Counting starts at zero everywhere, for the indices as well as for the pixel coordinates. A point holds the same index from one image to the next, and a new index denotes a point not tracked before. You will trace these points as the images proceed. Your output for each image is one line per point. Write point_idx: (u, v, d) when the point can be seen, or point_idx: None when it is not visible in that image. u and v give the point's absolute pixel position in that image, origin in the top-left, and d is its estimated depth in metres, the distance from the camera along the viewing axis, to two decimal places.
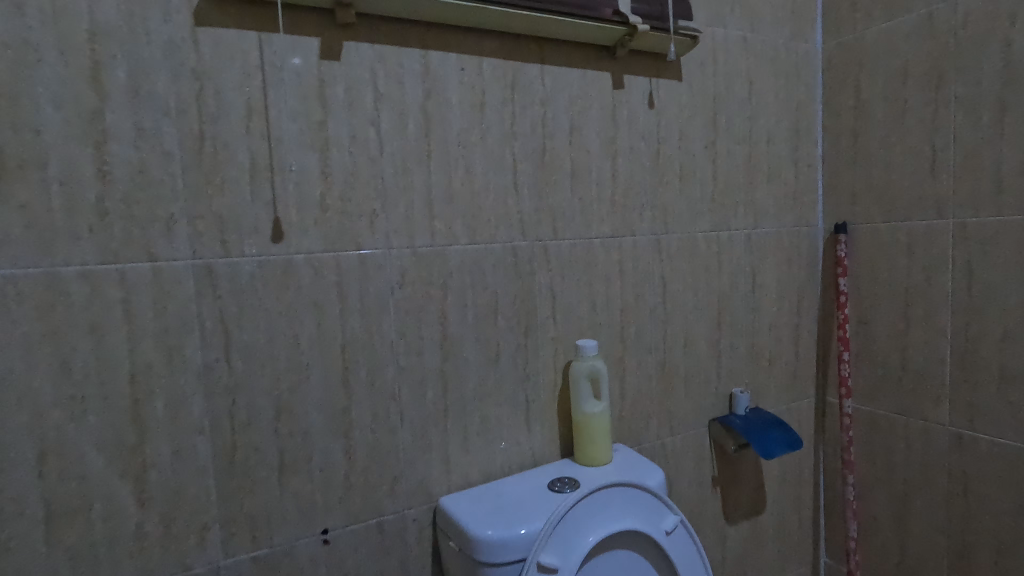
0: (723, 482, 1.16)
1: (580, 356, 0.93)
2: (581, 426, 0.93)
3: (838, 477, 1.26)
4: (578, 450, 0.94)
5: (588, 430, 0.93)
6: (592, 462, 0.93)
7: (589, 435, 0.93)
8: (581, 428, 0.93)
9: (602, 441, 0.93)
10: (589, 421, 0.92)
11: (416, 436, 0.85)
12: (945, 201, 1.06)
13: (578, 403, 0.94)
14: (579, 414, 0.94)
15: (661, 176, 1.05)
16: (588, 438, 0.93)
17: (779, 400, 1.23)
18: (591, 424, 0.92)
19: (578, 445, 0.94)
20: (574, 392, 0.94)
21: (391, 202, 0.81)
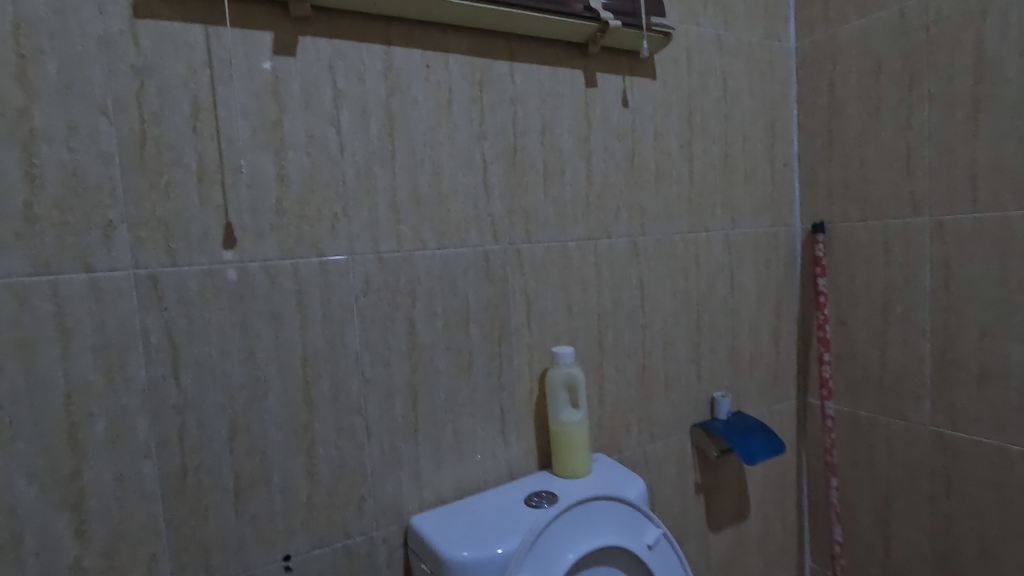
0: (706, 489, 1.13)
1: (556, 363, 0.89)
2: (558, 436, 0.90)
3: (821, 481, 1.24)
4: (555, 461, 0.91)
5: (566, 440, 0.89)
6: (570, 474, 0.89)
7: (567, 446, 0.89)
8: (558, 439, 0.90)
9: (581, 451, 0.89)
10: (567, 432, 0.89)
11: (384, 452, 0.81)
12: (921, 198, 1.05)
13: (555, 412, 0.90)
14: (556, 424, 0.90)
15: (637, 176, 1.02)
16: (566, 449, 0.89)
17: (760, 403, 1.21)
18: (569, 435, 0.89)
19: (556, 456, 0.90)
20: (551, 400, 0.91)
21: (353, 206, 0.77)
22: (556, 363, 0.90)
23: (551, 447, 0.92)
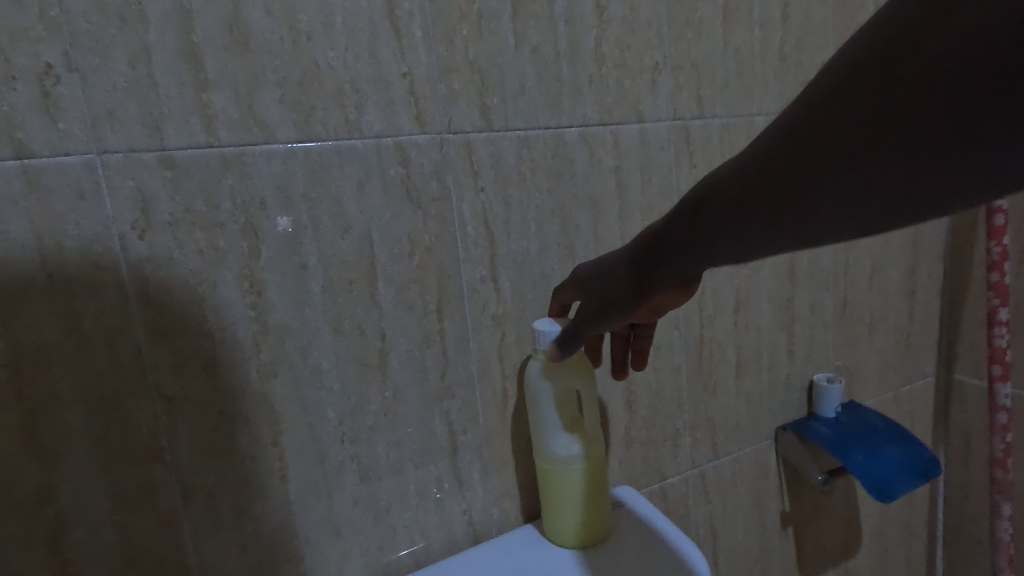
0: (798, 521, 0.73)
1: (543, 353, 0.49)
2: (566, 479, 0.51)
3: (972, 499, 0.82)
4: (563, 523, 0.52)
5: (581, 483, 0.51)
6: (593, 535, 0.52)
7: (583, 493, 0.51)
8: (565, 485, 0.51)
9: (603, 491, 0.53)
10: (581, 468, 0.51)
11: (223, 523, 0.44)
12: None
13: (551, 439, 0.51)
14: (556, 461, 0.51)
15: (689, 9, 0.57)
16: (583, 498, 0.51)
17: (884, 386, 0.78)
18: (585, 473, 0.51)
19: (562, 514, 0.52)
20: (540, 420, 0.51)
21: (92, 51, 0.37)
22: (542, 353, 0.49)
23: (547, 502, 0.53)
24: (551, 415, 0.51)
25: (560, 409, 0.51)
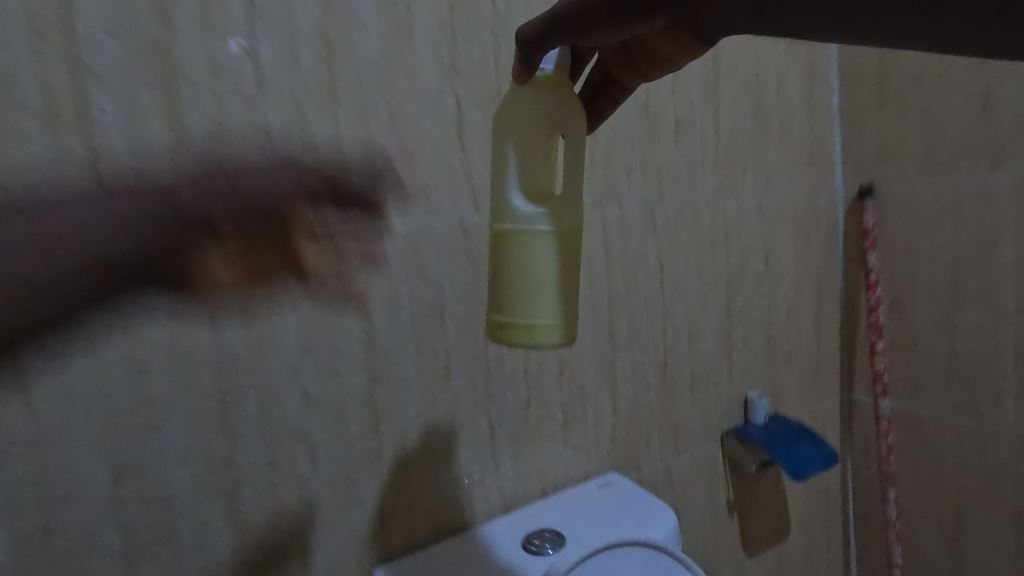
0: (741, 507, 0.94)
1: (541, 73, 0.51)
2: (530, 216, 0.50)
3: (873, 491, 1.05)
4: (515, 309, 0.51)
5: (553, 240, 0.50)
6: (542, 342, 0.51)
7: (551, 263, 0.50)
8: (536, 233, 0.50)
9: (569, 266, 0.52)
10: (554, 228, 0.51)
11: (336, 489, 0.62)
12: (1003, 151, 0.86)
13: (523, 151, 0.53)
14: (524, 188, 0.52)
15: (652, 129, 0.82)
16: (546, 275, 0.50)
17: (801, 402, 1.02)
18: (555, 209, 0.51)
19: (517, 334, 0.51)
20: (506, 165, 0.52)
21: None
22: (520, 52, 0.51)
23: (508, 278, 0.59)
24: (524, 106, 0.52)
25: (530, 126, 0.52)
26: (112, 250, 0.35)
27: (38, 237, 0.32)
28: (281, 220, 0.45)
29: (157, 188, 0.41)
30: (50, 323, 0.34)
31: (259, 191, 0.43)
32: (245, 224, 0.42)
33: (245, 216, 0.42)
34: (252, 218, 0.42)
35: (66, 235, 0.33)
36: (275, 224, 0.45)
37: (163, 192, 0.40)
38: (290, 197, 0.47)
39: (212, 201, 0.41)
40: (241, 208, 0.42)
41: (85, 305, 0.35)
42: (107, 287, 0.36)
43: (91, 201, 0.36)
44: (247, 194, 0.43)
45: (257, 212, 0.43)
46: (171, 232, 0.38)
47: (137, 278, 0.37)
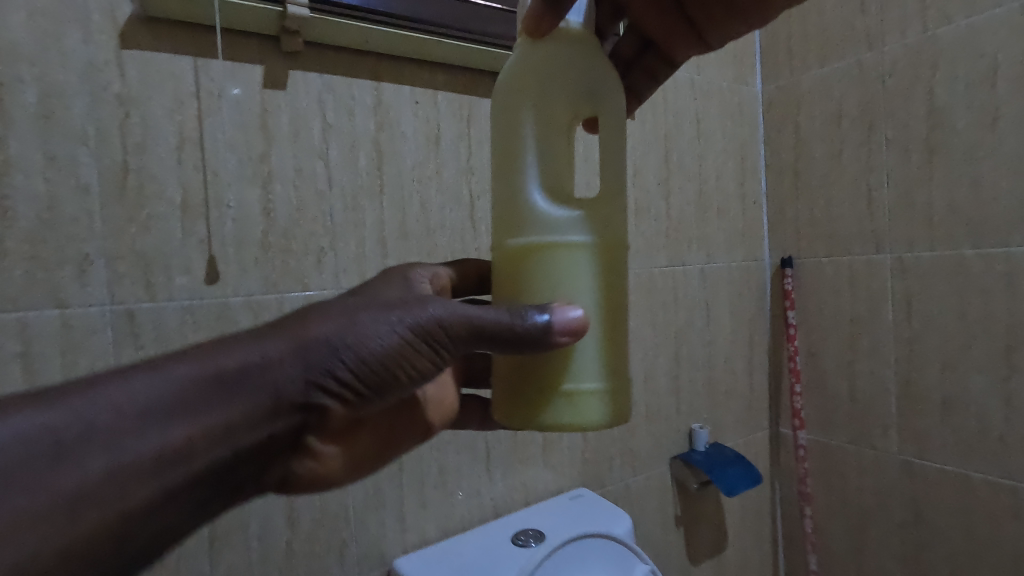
0: (687, 521, 1.13)
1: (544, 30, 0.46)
2: (566, 249, 0.44)
3: (795, 509, 1.26)
4: (552, 378, 0.45)
5: (595, 281, 0.44)
6: (588, 419, 0.44)
7: (597, 313, 0.45)
8: (575, 271, 0.44)
9: (619, 322, 0.46)
10: (595, 265, 0.45)
11: (367, 494, 0.78)
12: (883, 236, 1.09)
13: (544, 140, 0.47)
14: (554, 210, 0.45)
15: None
16: (592, 331, 0.45)
17: (737, 434, 1.23)
18: (593, 231, 0.45)
19: (558, 408, 0.44)
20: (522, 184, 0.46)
21: (340, 240, 0.75)
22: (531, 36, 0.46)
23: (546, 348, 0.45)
24: (541, 78, 0.46)
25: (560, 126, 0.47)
26: (283, 395, 0.37)
27: (228, 384, 0.35)
28: (523, 340, 0.41)
29: (296, 320, 0.39)
30: (242, 463, 0.37)
31: (389, 330, 0.39)
32: (392, 370, 0.40)
33: (411, 356, 0.40)
34: (422, 356, 0.41)
35: (243, 374, 0.35)
36: (446, 356, 0.42)
37: (304, 323, 0.38)
38: (522, 315, 0.41)
39: (367, 349, 0.39)
40: (411, 343, 0.40)
41: (272, 444, 0.39)
42: (289, 434, 0.40)
43: (256, 336, 0.37)
44: (387, 336, 0.39)
45: (434, 341, 0.41)
46: (320, 380, 0.38)
47: (305, 421, 0.40)
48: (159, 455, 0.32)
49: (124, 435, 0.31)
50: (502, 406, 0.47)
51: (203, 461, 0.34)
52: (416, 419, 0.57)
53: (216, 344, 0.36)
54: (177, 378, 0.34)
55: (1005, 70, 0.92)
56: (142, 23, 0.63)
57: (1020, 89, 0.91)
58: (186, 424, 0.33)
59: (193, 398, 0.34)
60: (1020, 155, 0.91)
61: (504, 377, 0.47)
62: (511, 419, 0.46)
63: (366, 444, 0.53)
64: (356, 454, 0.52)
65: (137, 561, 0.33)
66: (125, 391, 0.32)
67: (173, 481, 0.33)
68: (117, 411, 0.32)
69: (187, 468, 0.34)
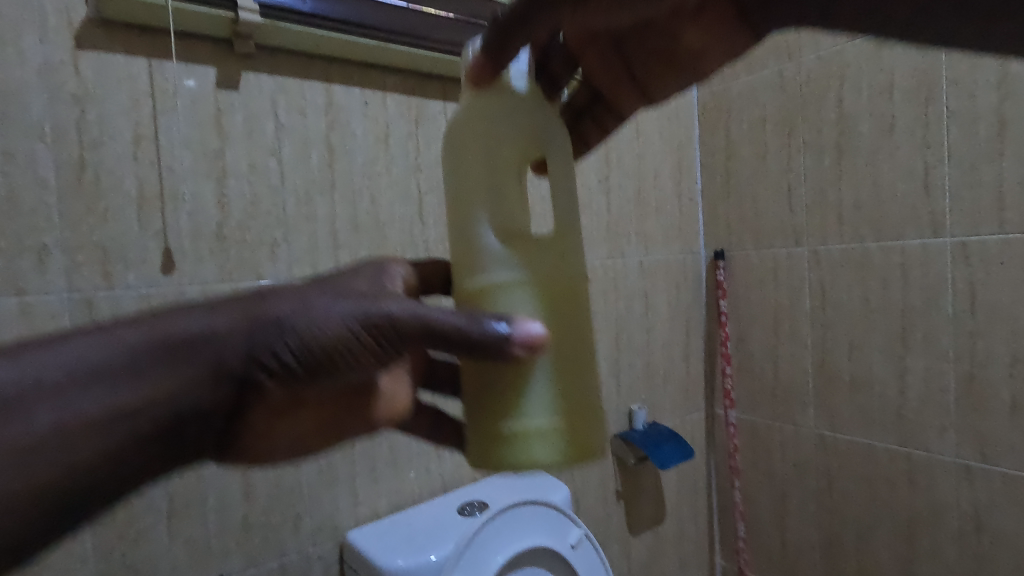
0: (627, 495, 1.22)
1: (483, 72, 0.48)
2: (524, 287, 0.45)
3: (727, 482, 1.37)
4: (525, 418, 0.45)
5: (558, 315, 0.46)
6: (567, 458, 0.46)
7: (563, 348, 0.46)
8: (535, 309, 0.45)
9: (585, 355, 0.48)
10: (556, 301, 0.46)
11: (321, 471, 0.83)
12: (801, 231, 1.20)
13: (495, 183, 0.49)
14: (509, 248, 0.46)
15: None
16: (560, 367, 0.46)
17: (674, 414, 1.33)
18: (552, 268, 0.46)
19: (537, 447, 0.45)
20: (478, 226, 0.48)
21: (293, 232, 0.80)
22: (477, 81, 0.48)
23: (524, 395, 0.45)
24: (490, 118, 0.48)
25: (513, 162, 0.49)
26: (224, 369, 0.39)
27: (171, 352, 0.37)
28: (476, 345, 0.39)
29: (253, 297, 0.40)
30: (178, 434, 0.39)
31: (338, 316, 0.39)
32: (335, 359, 0.39)
33: (356, 347, 0.39)
34: (369, 350, 0.40)
35: (184, 344, 0.37)
36: (397, 353, 0.40)
37: (262, 302, 0.39)
38: (479, 322, 0.40)
39: (310, 333, 0.38)
40: (360, 335, 0.39)
41: (209, 420, 0.41)
42: (228, 410, 0.42)
43: (208, 308, 0.39)
44: (335, 324, 0.39)
45: (383, 335, 0.39)
46: (260, 359, 0.39)
47: (246, 399, 0.42)
48: (95, 415, 0.35)
49: (66, 394, 0.35)
50: (478, 454, 0.47)
51: (138, 428, 0.37)
52: (361, 416, 0.52)
53: (170, 313, 0.39)
54: (121, 343, 0.36)
55: (900, 82, 1.03)
56: (98, 25, 0.67)
57: (912, 100, 1.02)
58: (123, 389, 0.36)
59: (130, 363, 0.36)
60: (912, 159, 1.03)
61: (475, 423, 0.47)
62: (489, 466, 0.46)
63: (315, 436, 0.51)
64: (306, 440, 0.51)
65: (64, 515, 0.35)
66: (75, 350, 0.36)
67: (105, 443, 0.36)
68: (60, 367, 0.35)
69: (120, 433, 0.36)
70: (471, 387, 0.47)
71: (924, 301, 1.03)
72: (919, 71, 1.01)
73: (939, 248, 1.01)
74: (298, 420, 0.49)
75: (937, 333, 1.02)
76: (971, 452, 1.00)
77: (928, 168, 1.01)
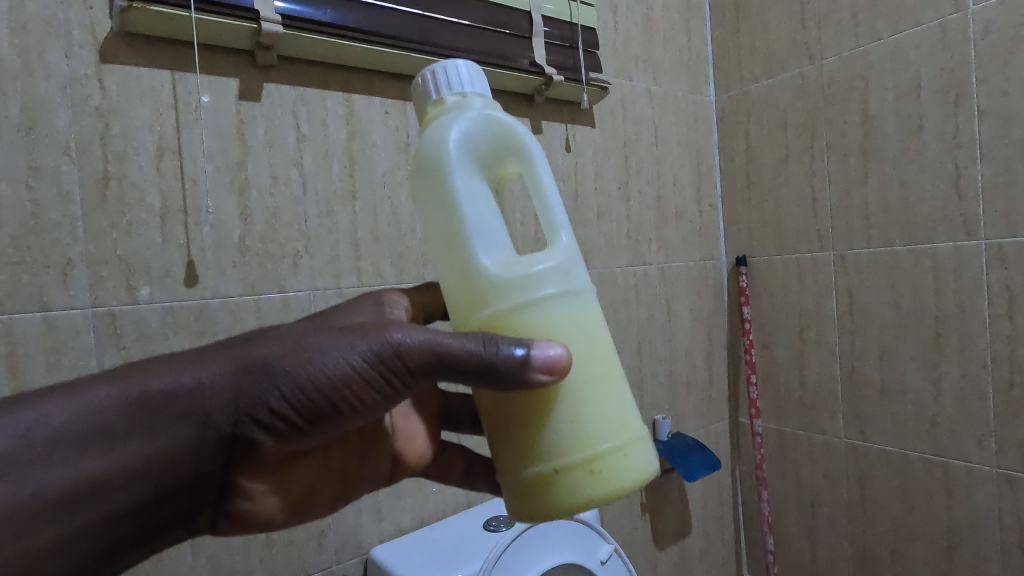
0: (653, 507, 1.19)
1: (439, 104, 0.47)
2: (532, 307, 0.43)
3: (754, 493, 1.34)
4: (564, 455, 0.42)
5: (576, 333, 0.43)
6: (627, 480, 0.43)
7: (589, 369, 0.44)
8: (548, 328, 0.43)
9: (614, 373, 0.45)
10: (569, 318, 0.44)
11: None
12: (826, 235, 1.18)
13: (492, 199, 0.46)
14: (509, 267, 0.43)
15: (580, 215, 1.09)
16: (591, 391, 0.43)
17: (698, 424, 1.30)
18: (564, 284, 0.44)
19: (586, 484, 0.42)
20: (468, 250, 0.44)
21: (315, 244, 0.79)
22: (434, 113, 0.47)
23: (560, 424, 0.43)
24: (478, 133, 0.45)
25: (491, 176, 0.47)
26: (209, 423, 0.41)
27: (154, 410, 0.40)
28: (496, 372, 0.40)
29: (238, 346, 0.43)
30: (158, 498, 0.42)
31: (338, 358, 0.41)
32: (337, 400, 0.42)
33: (358, 388, 0.41)
34: (374, 387, 0.42)
35: (169, 400, 0.40)
36: (403, 388, 0.42)
37: (246, 349, 0.42)
38: (497, 346, 0.40)
39: (309, 377, 0.41)
40: (364, 373, 0.41)
41: (193, 477, 0.43)
42: (214, 466, 0.44)
43: (191, 362, 0.42)
44: (337, 365, 0.41)
45: (389, 370, 0.41)
46: (250, 409, 0.41)
47: (231, 450, 0.44)
48: (72, 486, 0.37)
49: (47, 457, 0.36)
50: (521, 507, 0.44)
51: (120, 493, 0.39)
52: (382, 450, 0.58)
53: (150, 366, 0.41)
54: (101, 403, 0.39)
55: (927, 82, 1.01)
56: (121, 39, 0.67)
57: (940, 100, 1.00)
58: (103, 454, 0.38)
59: (111, 421, 0.39)
60: (941, 159, 1.00)
61: (512, 467, 0.44)
62: (535, 515, 0.43)
63: (314, 480, 0.54)
64: (306, 487, 0.53)
65: None
66: (48, 413, 0.37)
67: (85, 512, 0.38)
68: (35, 433, 0.36)
69: (98, 503, 0.38)
70: (498, 435, 0.45)
71: (958, 305, 1.00)
72: (947, 71, 0.98)
73: (972, 250, 0.98)
74: (294, 467, 0.52)
75: (973, 338, 0.99)
76: (1013, 462, 0.96)
77: (959, 169, 0.98)
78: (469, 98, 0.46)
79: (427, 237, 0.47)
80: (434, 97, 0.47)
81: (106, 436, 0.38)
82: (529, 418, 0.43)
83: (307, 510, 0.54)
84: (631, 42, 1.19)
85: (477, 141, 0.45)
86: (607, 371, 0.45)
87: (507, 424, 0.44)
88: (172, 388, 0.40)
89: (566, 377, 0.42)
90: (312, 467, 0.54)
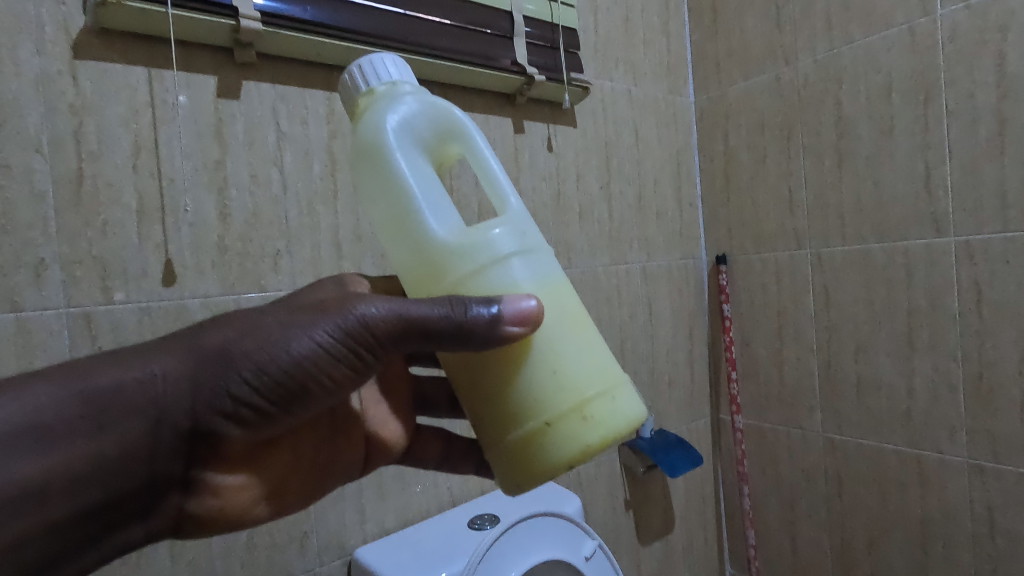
0: (637, 504, 1.20)
1: (369, 96, 0.47)
2: (494, 270, 0.43)
3: (735, 489, 1.36)
4: (552, 407, 0.42)
5: (544, 293, 0.44)
6: (614, 422, 0.43)
7: (561, 319, 0.44)
8: (512, 287, 0.43)
9: (585, 323, 0.46)
10: (532, 277, 0.44)
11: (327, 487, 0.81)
12: (802, 235, 1.20)
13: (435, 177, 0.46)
14: (463, 235, 0.44)
15: (562, 214, 1.09)
16: (567, 342, 0.44)
17: (680, 420, 1.31)
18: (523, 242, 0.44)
19: (577, 432, 0.42)
20: (423, 225, 0.44)
21: (296, 243, 0.79)
22: (365, 104, 0.47)
23: (537, 379, 0.43)
24: (410, 115, 0.46)
25: (432, 155, 0.47)
26: (164, 415, 0.41)
27: (99, 406, 0.39)
28: (466, 332, 0.40)
29: (190, 336, 0.43)
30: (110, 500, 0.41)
31: (301, 337, 0.41)
32: (304, 381, 0.41)
33: (326, 367, 0.41)
34: (342, 362, 0.42)
35: (116, 395, 0.40)
36: (372, 361, 0.42)
37: (199, 338, 0.42)
38: (465, 306, 0.40)
39: (271, 359, 0.41)
40: (330, 349, 0.41)
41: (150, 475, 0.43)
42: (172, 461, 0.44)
43: (140, 356, 0.41)
44: (298, 344, 0.41)
45: (356, 344, 0.41)
46: (209, 397, 0.41)
47: (192, 442, 0.44)
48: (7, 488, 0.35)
49: None
50: (518, 472, 0.43)
51: (63, 492, 0.38)
52: (353, 431, 0.58)
53: (95, 362, 0.41)
54: (40, 401, 0.37)
55: (898, 84, 1.04)
56: (95, 35, 0.65)
57: (909, 102, 1.02)
58: (43, 453, 0.37)
59: (48, 419, 0.37)
60: (912, 159, 1.03)
61: (498, 433, 0.43)
62: (532, 475, 0.43)
63: (286, 473, 0.54)
64: (279, 481, 0.53)
65: None
66: None
67: (25, 515, 0.36)
68: None
69: (38, 506, 0.37)
70: (481, 404, 0.44)
71: (929, 301, 1.03)
72: (916, 74, 1.01)
73: (943, 247, 1.00)
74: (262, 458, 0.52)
75: (943, 332, 1.02)
76: (983, 452, 0.99)
77: (929, 168, 1.01)
78: (399, 85, 0.47)
79: (377, 224, 0.47)
80: (363, 89, 0.47)
81: (42, 435, 0.37)
82: (509, 377, 0.43)
83: (279, 501, 0.53)
84: (612, 44, 1.21)
85: (415, 123, 0.46)
86: (577, 323, 0.45)
87: (488, 390, 0.43)
88: (117, 382, 0.40)
89: (540, 328, 0.43)
90: (282, 459, 0.54)
